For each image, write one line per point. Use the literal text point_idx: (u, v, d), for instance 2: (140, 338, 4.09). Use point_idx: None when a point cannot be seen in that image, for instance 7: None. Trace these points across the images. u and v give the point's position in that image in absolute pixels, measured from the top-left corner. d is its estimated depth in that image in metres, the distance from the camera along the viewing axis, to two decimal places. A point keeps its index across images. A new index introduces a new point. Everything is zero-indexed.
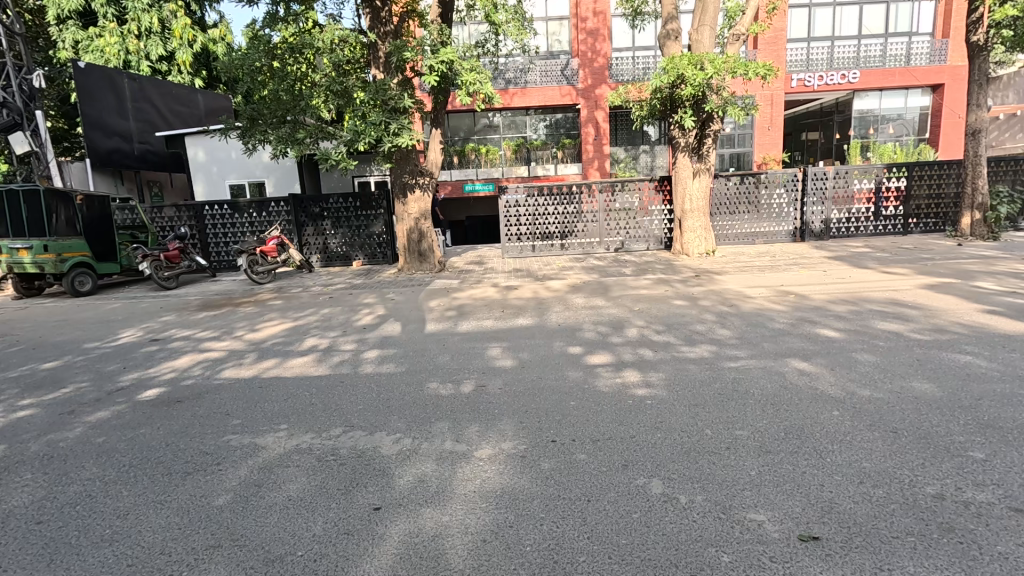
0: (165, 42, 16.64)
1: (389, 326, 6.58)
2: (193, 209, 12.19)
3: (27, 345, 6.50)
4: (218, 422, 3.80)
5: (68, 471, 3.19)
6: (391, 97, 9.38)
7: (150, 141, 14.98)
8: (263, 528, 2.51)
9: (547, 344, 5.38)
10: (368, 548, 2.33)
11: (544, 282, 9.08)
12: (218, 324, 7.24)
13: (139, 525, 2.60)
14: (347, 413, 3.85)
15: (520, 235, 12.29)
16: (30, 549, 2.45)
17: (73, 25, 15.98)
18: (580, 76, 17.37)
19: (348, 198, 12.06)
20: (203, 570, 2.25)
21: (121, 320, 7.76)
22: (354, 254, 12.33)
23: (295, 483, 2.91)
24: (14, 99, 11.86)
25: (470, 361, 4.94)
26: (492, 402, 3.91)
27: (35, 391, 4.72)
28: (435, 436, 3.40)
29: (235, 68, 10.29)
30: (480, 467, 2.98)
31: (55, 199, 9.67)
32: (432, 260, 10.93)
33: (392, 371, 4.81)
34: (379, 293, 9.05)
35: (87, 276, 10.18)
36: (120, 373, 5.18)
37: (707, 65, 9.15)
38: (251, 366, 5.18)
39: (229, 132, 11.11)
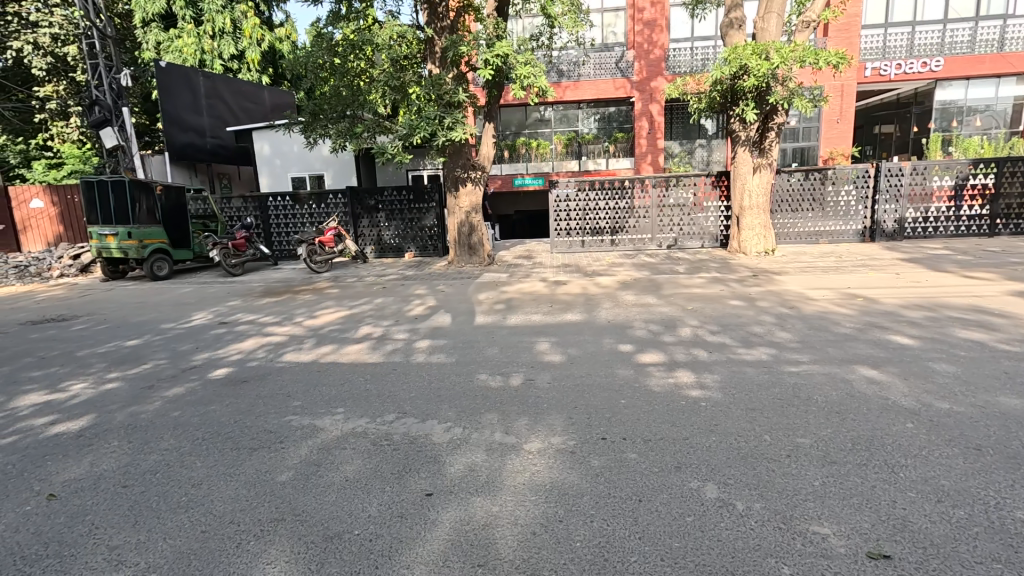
0: (237, 41, 17.58)
1: (440, 317, 6.72)
2: (258, 200, 12.85)
3: (112, 324, 7.09)
4: (280, 403, 4.00)
5: (149, 440, 3.46)
6: (445, 92, 9.55)
7: (220, 136, 15.86)
8: (322, 506, 2.63)
9: (596, 340, 5.33)
10: (420, 532, 2.39)
11: (593, 278, 8.98)
12: (280, 309, 7.63)
13: (212, 495, 2.78)
14: (399, 400, 3.96)
15: (570, 230, 12.18)
16: (118, 510, 2.67)
17: (156, 28, 17.13)
18: (635, 68, 16.94)
19: (402, 191, 12.35)
20: (268, 541, 2.38)
21: (194, 304, 8.32)
22: (406, 246, 12.64)
23: (351, 465, 3.02)
24: (105, 98, 12.92)
25: (520, 355, 4.97)
26: (541, 396, 3.91)
27: (120, 366, 5.15)
28: (485, 427, 3.43)
29: (299, 66, 10.72)
30: (530, 460, 2.99)
31: (138, 190, 10.44)
32: (481, 253, 11.03)
33: (442, 361, 4.90)
34: (430, 284, 9.25)
35: (164, 262, 10.96)
36: (193, 352, 5.57)
37: (773, 55, 8.71)
38: (310, 351, 5.43)
39: (293, 126, 11.61)
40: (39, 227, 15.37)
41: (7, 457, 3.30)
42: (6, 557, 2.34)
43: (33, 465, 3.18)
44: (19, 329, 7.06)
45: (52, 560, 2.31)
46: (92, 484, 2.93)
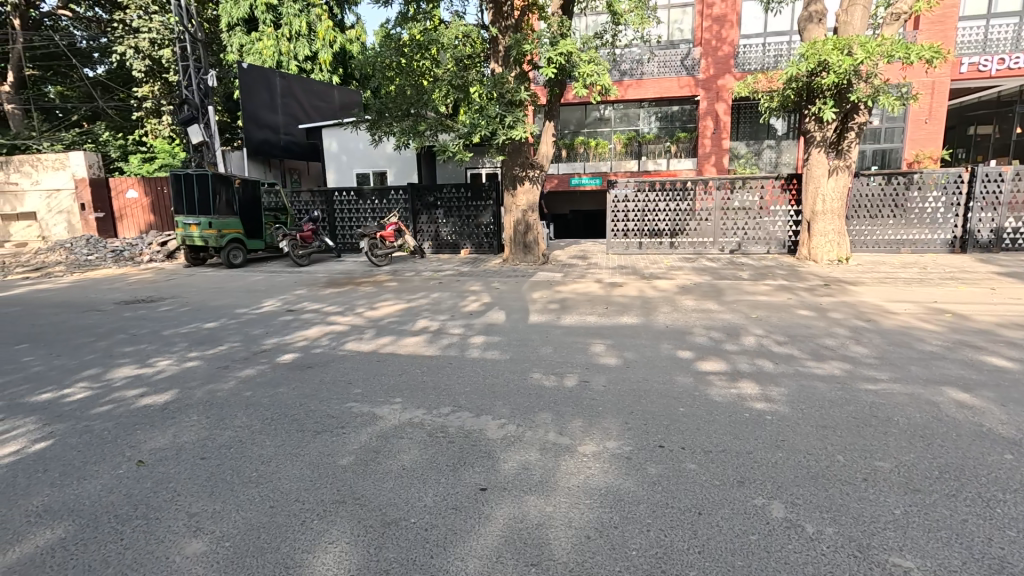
0: (311, 43, 18.49)
1: (494, 314, 6.77)
2: (326, 195, 13.45)
3: (193, 307, 7.64)
4: (342, 389, 4.17)
5: (225, 417, 3.70)
6: (508, 90, 9.58)
7: (293, 133, 16.73)
8: (380, 492, 2.71)
9: (653, 345, 5.19)
10: (475, 526, 2.42)
11: (651, 281, 8.76)
12: (342, 300, 7.95)
13: (279, 472, 2.94)
14: (455, 393, 4.03)
15: (627, 231, 11.93)
16: (196, 480, 2.87)
17: (240, 31, 18.37)
18: (701, 66, 16.36)
19: (461, 188, 12.57)
20: (330, 522, 2.48)
21: (265, 291, 8.83)
22: (462, 242, 12.83)
23: (408, 454, 3.10)
24: (194, 97, 13.97)
25: (575, 356, 4.91)
26: (596, 399, 3.86)
27: (200, 346, 5.55)
28: (539, 426, 3.42)
29: (368, 66, 11.10)
30: (584, 463, 2.96)
31: (219, 182, 11.20)
32: (536, 252, 11.01)
33: (496, 357, 4.94)
34: (485, 281, 9.35)
35: (239, 251, 11.70)
36: (264, 337, 5.90)
37: (857, 50, 8.13)
38: (370, 341, 5.62)
39: (360, 124, 12.06)
40: (133, 216, 16.98)
41: (104, 424, 3.63)
42: (102, 513, 2.58)
43: (125, 433, 3.47)
44: (115, 308, 7.75)
45: (140, 521, 2.51)
46: (174, 454, 3.17)
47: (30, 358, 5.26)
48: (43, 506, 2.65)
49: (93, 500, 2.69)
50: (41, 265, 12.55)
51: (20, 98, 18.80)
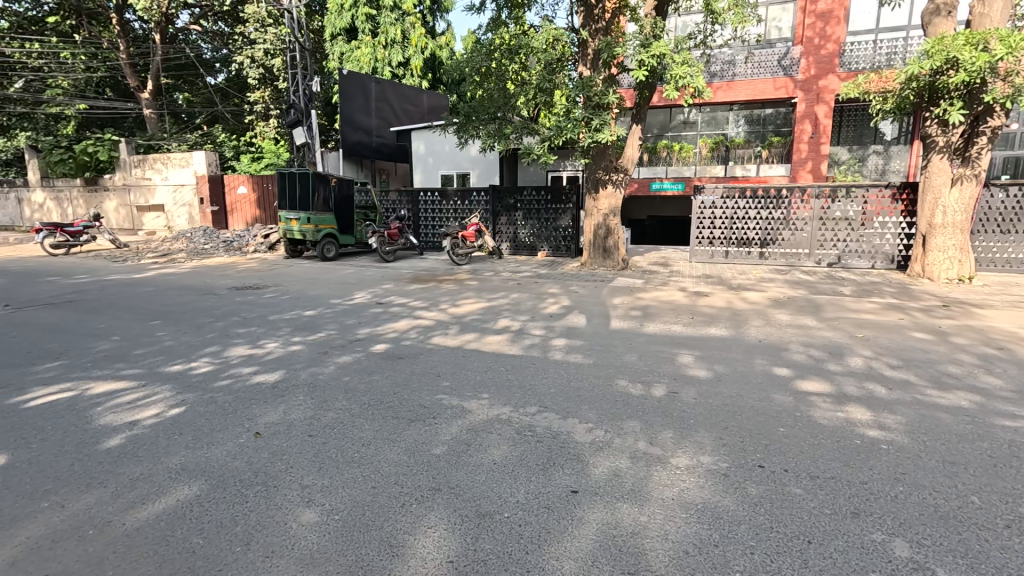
0: (404, 50, 19.43)
1: (575, 318, 6.75)
2: (412, 195, 14.05)
3: (293, 295, 8.27)
4: (432, 381, 4.35)
5: (326, 399, 3.97)
6: (595, 93, 9.50)
7: (384, 135, 17.67)
8: (474, 484, 2.79)
9: (746, 360, 4.92)
10: (568, 527, 2.42)
11: (739, 292, 8.33)
12: (426, 296, 8.26)
13: (379, 455, 3.11)
14: (540, 394, 4.05)
15: (712, 239, 11.41)
16: (306, 454, 3.12)
17: (341, 40, 19.78)
18: (801, 66, 15.32)
19: (541, 191, 12.65)
20: (428, 508, 2.58)
21: (356, 284, 9.35)
22: (540, 244, 12.90)
23: (498, 449, 3.16)
24: (300, 102, 15.15)
25: (662, 365, 4.77)
26: (686, 411, 3.73)
27: (302, 332, 5.99)
28: (628, 434, 3.37)
29: (458, 71, 11.43)
30: (678, 475, 2.87)
31: (318, 180, 12.05)
32: (616, 257, 10.83)
33: (580, 361, 4.92)
34: (564, 284, 9.33)
35: (332, 245, 12.46)
36: (357, 326, 6.27)
37: (995, 45, 7.26)
38: (455, 337, 5.80)
39: (447, 127, 12.45)
40: (242, 210, 18.31)
41: (225, 396, 4.03)
42: (228, 477, 2.85)
43: (243, 406, 3.83)
44: (227, 292, 8.57)
45: (261, 487, 2.76)
46: (286, 429, 3.46)
47: (161, 332, 5.95)
48: (180, 465, 2.98)
49: (220, 463, 3.00)
50: (167, 251, 14.14)
51: (156, 103, 21.40)
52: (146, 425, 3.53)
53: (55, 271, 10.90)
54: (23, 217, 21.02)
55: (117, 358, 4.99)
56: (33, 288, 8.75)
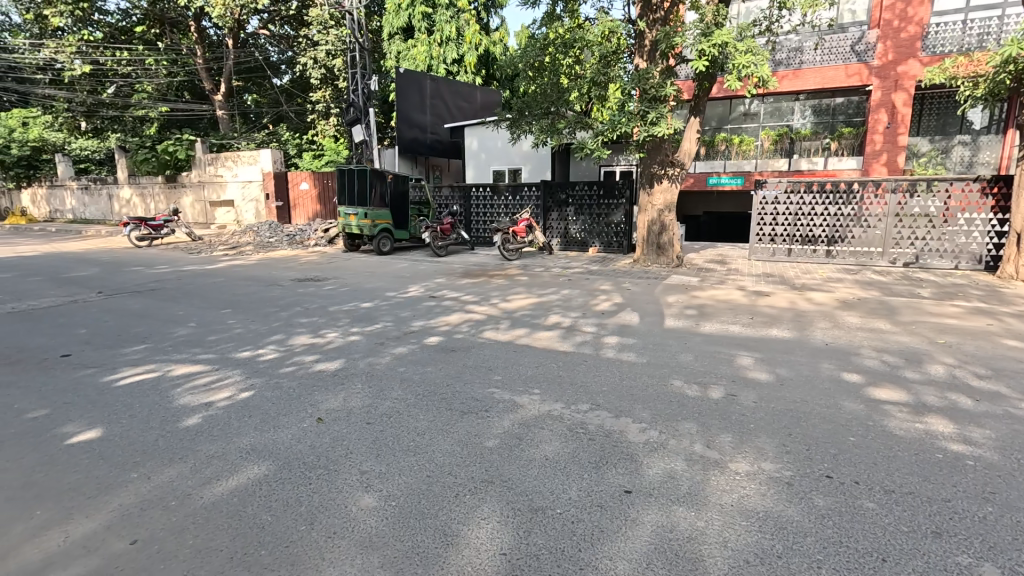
0: (459, 47, 19.68)
1: (627, 315, 6.63)
2: (464, 190, 14.22)
3: (351, 288, 8.58)
4: (484, 374, 4.40)
5: (383, 388, 4.10)
6: (652, 85, 9.21)
7: (438, 132, 17.98)
8: (526, 478, 2.80)
9: (812, 364, 4.66)
10: (622, 528, 2.38)
11: (804, 293, 7.89)
12: (478, 290, 8.35)
13: (433, 445, 3.18)
14: (593, 391, 4.01)
15: (774, 235, 10.87)
16: (365, 441, 3.23)
17: (398, 39, 20.25)
18: (878, 51, 14.28)
19: (593, 186, 12.48)
20: (481, 499, 2.62)
21: (410, 277, 9.60)
22: (591, 240, 12.75)
23: (549, 446, 3.16)
24: (358, 100, 15.66)
25: (718, 366, 4.60)
26: (746, 415, 3.57)
27: (360, 323, 6.22)
28: (683, 436, 3.27)
29: (512, 66, 11.42)
30: (738, 481, 2.76)
31: (374, 176, 12.43)
32: (670, 254, 10.51)
33: (633, 359, 4.84)
34: (615, 281, 9.18)
35: (386, 240, 12.87)
36: (412, 319, 6.43)
37: None
38: (506, 332, 5.83)
39: (500, 123, 12.49)
40: (303, 206, 18.90)
41: (290, 382, 4.25)
42: (293, 459, 3.00)
43: (306, 392, 4.02)
44: (291, 284, 9.02)
45: (323, 471, 2.88)
46: (345, 416, 3.60)
47: (232, 320, 6.34)
48: (250, 446, 3.17)
49: (286, 446, 3.16)
50: (236, 244, 15.04)
51: (228, 105, 22.76)
52: (220, 406, 3.77)
53: (139, 262, 11.81)
54: (113, 212, 23.00)
55: (193, 343, 5.36)
56: (121, 277, 9.54)
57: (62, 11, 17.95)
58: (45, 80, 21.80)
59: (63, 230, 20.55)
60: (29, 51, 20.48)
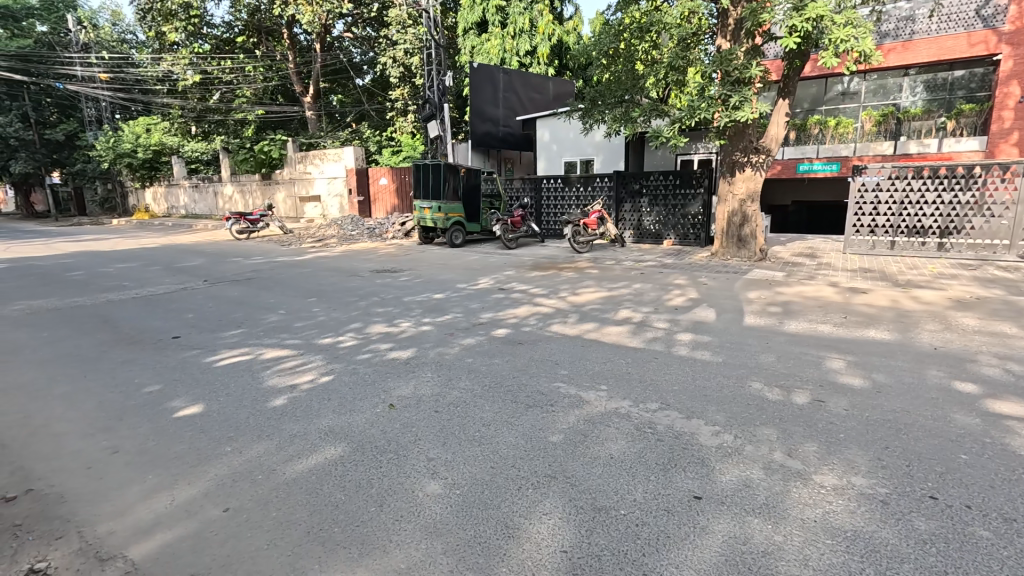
0: (532, 38, 19.62)
1: (703, 311, 6.32)
2: (535, 182, 14.20)
3: (424, 279, 8.87)
4: (550, 368, 4.37)
5: (450, 378, 4.20)
6: (736, 67, 8.61)
7: (511, 124, 18.07)
8: (590, 476, 2.75)
9: (915, 370, 4.19)
10: (690, 535, 2.28)
11: (909, 290, 7.10)
12: (547, 283, 8.32)
13: (498, 437, 3.21)
14: (662, 390, 3.86)
15: (875, 226, 9.79)
16: (431, 428, 3.33)
17: (472, 34, 20.53)
18: (1010, 14, 12.56)
19: (669, 176, 11.99)
20: (544, 493, 2.61)
21: (480, 269, 9.76)
22: (666, 232, 12.29)
23: (615, 444, 3.08)
24: (434, 96, 16.07)
25: (804, 369, 4.26)
26: (834, 423, 3.28)
27: (431, 313, 6.42)
28: (762, 442, 3.06)
29: (585, 55, 11.19)
30: (823, 495, 2.54)
31: (448, 170, 12.72)
32: (752, 247, 9.86)
33: (707, 358, 4.60)
34: (691, 275, 8.78)
35: (459, 233, 13.14)
36: (481, 311, 6.53)
37: None
38: (574, 326, 5.76)
39: (572, 113, 12.30)
40: (382, 200, 19.62)
41: (365, 368, 4.47)
42: (364, 443, 3.15)
43: (380, 379, 4.21)
44: (369, 274, 9.48)
45: (392, 455, 3.00)
46: (415, 403, 3.73)
47: (316, 308, 6.78)
48: (329, 427, 3.37)
49: (360, 429, 3.33)
50: (322, 237, 16.05)
51: (316, 105, 24.26)
52: (303, 389, 4.05)
53: (238, 253, 12.92)
54: (218, 207, 25.39)
55: (283, 329, 5.79)
56: (222, 267, 10.48)
57: (177, 27, 19.88)
58: (163, 90, 24.34)
59: (178, 224, 22.99)
60: (151, 64, 22.97)
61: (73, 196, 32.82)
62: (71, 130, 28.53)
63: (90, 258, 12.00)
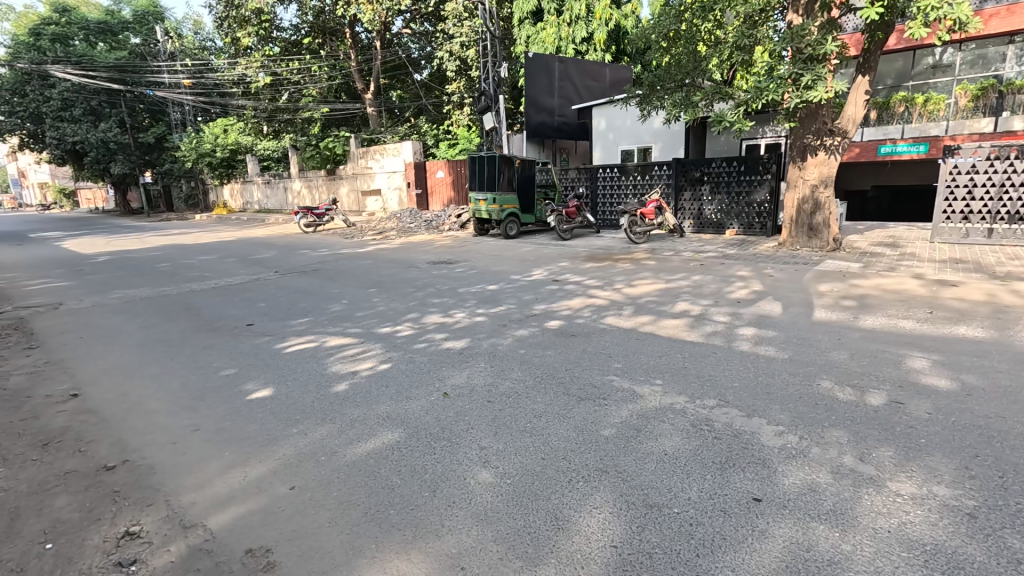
0: (588, 24, 19.19)
1: (768, 305, 6.00)
2: (591, 172, 13.97)
3: (479, 270, 8.98)
4: (603, 361, 4.32)
5: (504, 369, 4.24)
6: (809, 43, 8.04)
7: (566, 114, 17.86)
8: (643, 472, 2.70)
9: (1015, 372, 3.77)
10: (749, 539, 2.18)
11: (1008, 283, 6.39)
12: (602, 275, 8.19)
13: (549, 428, 3.21)
14: (722, 387, 3.72)
15: (968, 212, 8.88)
16: (484, 418, 3.38)
17: (528, 24, 20.42)
18: None
19: (733, 162, 11.44)
20: (594, 488, 2.58)
21: (535, 261, 9.76)
22: (729, 222, 11.75)
23: (670, 440, 3.00)
24: (489, 88, 16.14)
25: (881, 368, 3.95)
26: (914, 428, 3.02)
27: (485, 304, 6.50)
28: (830, 445, 2.88)
29: (642, 39, 10.82)
30: (899, 504, 2.36)
31: (503, 162, 12.77)
32: (825, 236, 9.22)
33: (772, 354, 4.37)
34: (755, 266, 8.36)
35: (513, 224, 13.18)
36: (535, 302, 6.53)
37: None
38: (629, 318, 5.65)
39: (629, 99, 11.94)
40: (440, 193, 20.02)
41: (421, 357, 4.61)
42: (418, 430, 3.25)
43: (435, 368, 4.33)
44: (426, 266, 9.72)
45: (445, 443, 3.08)
46: (468, 392, 3.80)
47: (376, 298, 7.04)
48: (386, 414, 3.51)
49: (416, 416, 3.44)
50: (382, 229, 16.63)
51: (377, 102, 25.02)
52: (363, 376, 4.23)
53: (305, 246, 13.62)
54: (288, 203, 26.84)
55: (345, 318, 6.07)
56: (292, 259, 11.10)
57: (250, 32, 21.18)
58: (239, 92, 25.92)
59: (252, 219, 24.53)
60: (228, 68, 24.59)
61: (163, 194, 35.85)
62: (160, 133, 31.10)
63: (176, 250, 13.07)
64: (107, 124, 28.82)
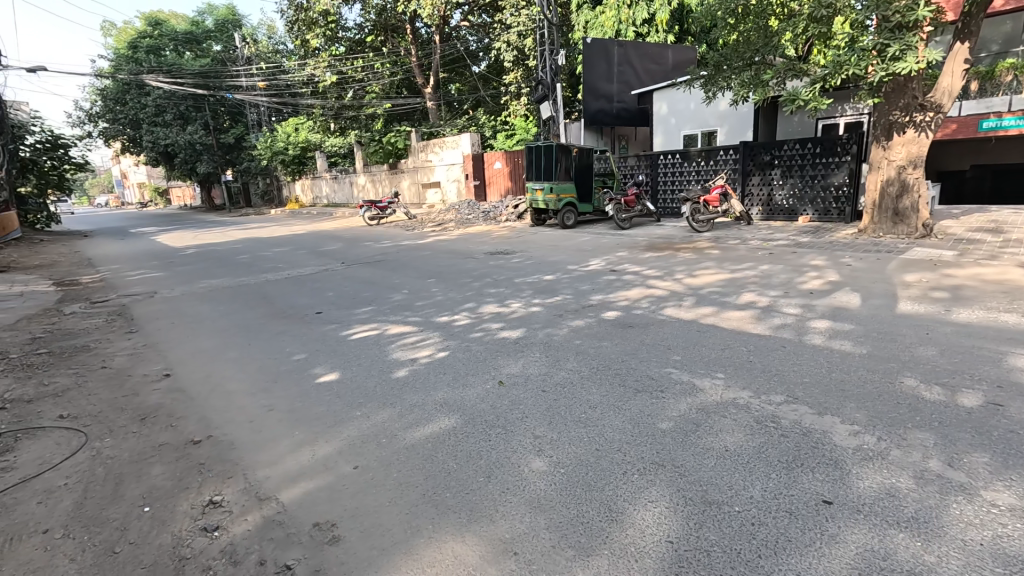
0: (650, 5, 18.42)
1: (845, 296, 5.59)
2: (651, 158, 13.53)
3: (536, 261, 8.98)
4: (662, 353, 4.20)
5: (559, 359, 4.23)
6: (896, 10, 7.31)
7: (625, 99, 17.46)
8: (701, 467, 2.61)
9: None
10: (817, 543, 2.06)
11: None
12: (662, 265, 7.94)
13: (605, 419, 3.18)
14: (790, 382, 3.52)
15: None
16: (538, 407, 3.40)
17: (585, 9, 20.14)
18: None
19: (807, 143, 10.68)
20: (649, 481, 2.53)
21: (592, 251, 9.61)
22: (802, 207, 11.03)
23: (732, 436, 2.88)
24: (546, 77, 16.00)
25: (976, 366, 3.58)
26: (1015, 433, 2.72)
27: (541, 295, 6.49)
28: (912, 447, 2.66)
29: (707, 17, 10.27)
30: (993, 515, 2.14)
31: (560, 151, 12.62)
32: (913, 222, 8.44)
33: (848, 348, 4.08)
34: (831, 255, 7.80)
35: (570, 214, 13.07)
36: (592, 293, 6.44)
37: None
38: (690, 309, 5.45)
39: (692, 81, 11.40)
40: (496, 183, 20.07)
41: (478, 346, 4.68)
42: (474, 416, 3.32)
43: (491, 356, 4.38)
44: (483, 256, 9.84)
45: (500, 430, 3.12)
46: (524, 381, 3.83)
47: (434, 288, 7.21)
48: (444, 400, 3.60)
49: (472, 404, 3.51)
50: (442, 221, 16.99)
51: (437, 95, 25.43)
52: (423, 363, 4.36)
53: (369, 238, 14.17)
54: (354, 197, 27.99)
55: (406, 307, 6.26)
56: (356, 251, 11.58)
57: (318, 33, 22.35)
58: (309, 92, 27.24)
59: (321, 213, 25.82)
60: (298, 70, 25.89)
61: (242, 191, 38.45)
62: (239, 133, 33.30)
63: (253, 243, 13.98)
64: (193, 127, 31.22)
